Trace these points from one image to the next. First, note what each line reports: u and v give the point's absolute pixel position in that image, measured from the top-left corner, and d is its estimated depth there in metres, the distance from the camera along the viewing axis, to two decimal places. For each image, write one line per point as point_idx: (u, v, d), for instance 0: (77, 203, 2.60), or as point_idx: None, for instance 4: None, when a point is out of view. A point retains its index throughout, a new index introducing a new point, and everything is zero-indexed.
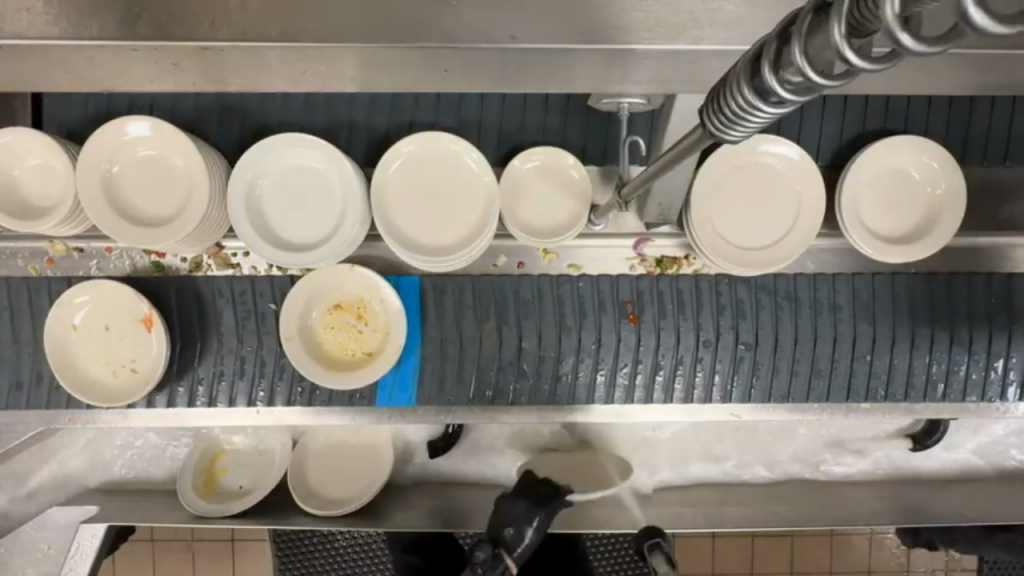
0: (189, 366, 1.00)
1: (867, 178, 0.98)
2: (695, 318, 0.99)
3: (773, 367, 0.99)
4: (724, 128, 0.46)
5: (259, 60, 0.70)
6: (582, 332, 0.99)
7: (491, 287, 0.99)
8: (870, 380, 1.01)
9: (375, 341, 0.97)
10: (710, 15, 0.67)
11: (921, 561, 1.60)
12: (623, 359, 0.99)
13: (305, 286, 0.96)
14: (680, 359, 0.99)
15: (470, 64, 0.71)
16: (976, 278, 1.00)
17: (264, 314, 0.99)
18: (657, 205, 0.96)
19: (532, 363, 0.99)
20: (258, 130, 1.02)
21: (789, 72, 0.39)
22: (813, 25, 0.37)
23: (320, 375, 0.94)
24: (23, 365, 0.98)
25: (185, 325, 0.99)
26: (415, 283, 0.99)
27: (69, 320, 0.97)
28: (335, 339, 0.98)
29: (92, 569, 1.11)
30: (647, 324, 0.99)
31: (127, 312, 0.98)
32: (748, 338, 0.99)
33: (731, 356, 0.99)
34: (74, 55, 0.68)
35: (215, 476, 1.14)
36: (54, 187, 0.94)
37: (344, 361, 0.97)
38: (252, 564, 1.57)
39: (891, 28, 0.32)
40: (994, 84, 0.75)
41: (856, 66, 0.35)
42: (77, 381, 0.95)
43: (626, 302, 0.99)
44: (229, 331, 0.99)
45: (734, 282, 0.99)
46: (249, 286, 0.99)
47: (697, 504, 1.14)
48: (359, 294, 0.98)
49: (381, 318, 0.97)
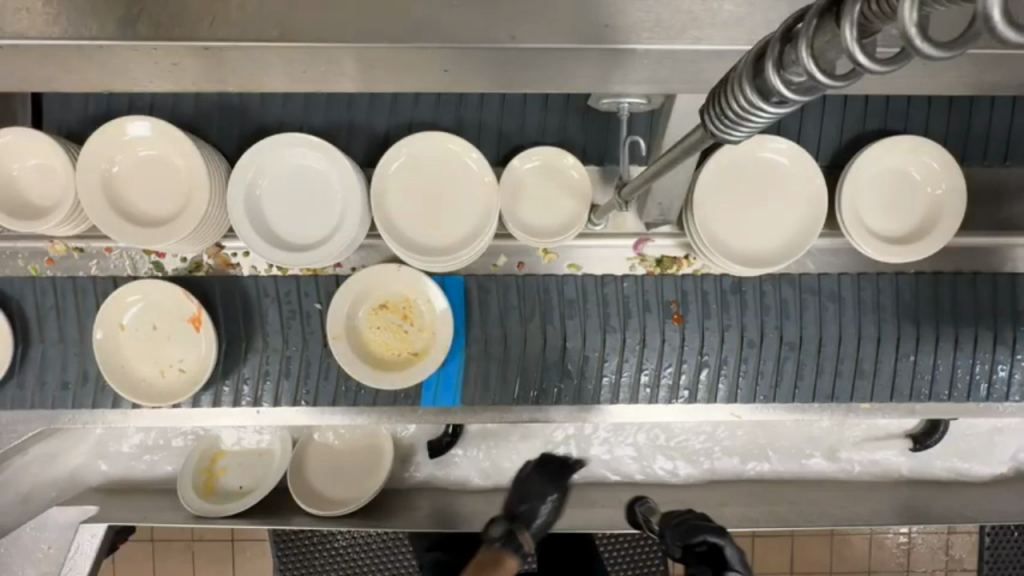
0: (234, 366, 1.00)
1: (867, 177, 0.98)
2: (739, 318, 0.99)
3: (817, 367, 1.00)
4: (725, 128, 0.46)
5: (260, 60, 0.70)
6: (626, 332, 0.99)
7: (536, 287, 0.99)
8: (914, 380, 1.01)
9: (420, 341, 0.97)
10: (710, 15, 0.67)
11: (920, 561, 1.60)
12: (667, 360, 0.99)
13: (350, 287, 0.96)
14: (724, 358, 0.99)
15: (471, 64, 0.71)
16: (984, 278, 1.00)
17: (309, 315, 0.99)
18: (657, 205, 0.98)
19: (577, 363, 0.99)
20: (258, 131, 1.02)
21: (794, 72, 0.38)
22: (819, 26, 0.36)
23: (369, 376, 0.93)
24: (68, 366, 0.99)
25: (232, 325, 0.99)
26: (461, 283, 0.99)
27: (118, 319, 0.96)
28: (380, 338, 0.97)
29: (92, 569, 1.09)
30: (692, 324, 0.99)
31: (175, 311, 0.98)
32: (793, 338, 0.99)
33: (775, 356, 0.99)
34: (73, 55, 0.68)
35: (215, 476, 1.14)
36: (56, 187, 0.95)
37: (390, 360, 0.97)
38: (252, 564, 1.57)
39: (906, 29, 0.31)
40: (993, 84, 0.75)
41: (864, 68, 0.35)
42: (124, 381, 0.95)
43: (671, 302, 0.99)
44: (275, 330, 0.99)
45: (780, 283, 0.99)
46: (295, 285, 0.99)
47: (697, 504, 1.14)
48: (404, 294, 0.97)
49: (427, 318, 0.97)
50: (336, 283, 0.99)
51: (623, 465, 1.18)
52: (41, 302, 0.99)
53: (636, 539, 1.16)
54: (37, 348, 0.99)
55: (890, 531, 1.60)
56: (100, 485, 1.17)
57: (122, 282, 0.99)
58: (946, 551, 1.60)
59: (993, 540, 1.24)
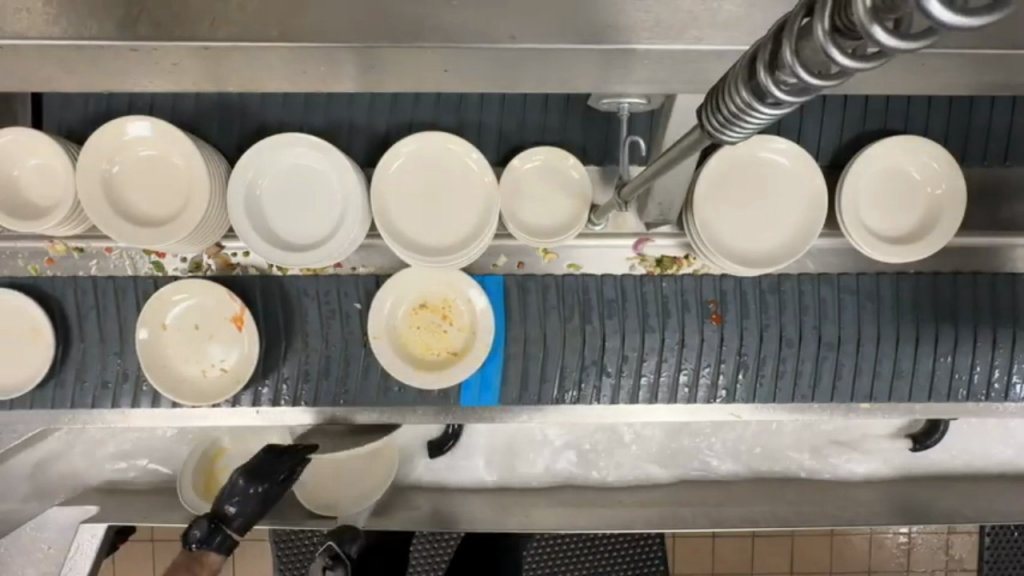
0: (274, 365, 0.99)
1: (867, 177, 0.98)
2: (778, 318, 0.99)
3: (856, 367, 1.00)
4: (722, 128, 0.46)
5: (260, 61, 0.70)
6: (665, 332, 0.99)
7: (576, 287, 0.99)
8: (952, 380, 1.01)
9: (460, 340, 0.97)
10: (709, 14, 0.67)
11: (920, 560, 1.60)
12: (706, 360, 0.99)
13: (391, 287, 0.96)
14: (762, 358, 0.99)
15: (471, 65, 0.71)
16: (991, 278, 1.00)
17: (349, 314, 0.99)
18: (657, 205, 0.98)
19: (615, 363, 0.99)
20: (258, 130, 1.02)
21: (784, 74, 0.38)
22: (803, 28, 0.37)
23: (411, 374, 0.94)
24: (108, 366, 0.99)
25: (272, 324, 0.99)
26: (500, 284, 0.99)
27: (160, 319, 0.96)
28: (420, 337, 0.97)
29: (92, 569, 1.09)
30: (730, 324, 0.99)
31: (218, 310, 0.97)
32: (831, 338, 0.99)
33: (814, 356, 0.99)
34: (72, 56, 0.68)
35: (215, 476, 1.14)
36: (56, 187, 0.94)
37: (430, 360, 0.97)
38: (253, 564, 1.58)
39: (864, 22, 0.32)
40: (991, 84, 0.75)
41: (845, 65, 0.35)
42: (166, 380, 0.95)
43: (709, 302, 0.99)
44: (315, 330, 0.99)
45: (818, 283, 1.00)
46: (334, 285, 0.99)
47: (697, 503, 1.14)
48: (443, 295, 0.97)
49: (467, 318, 0.97)
50: (375, 283, 1.00)
51: (622, 465, 1.18)
52: (82, 302, 0.99)
53: (636, 538, 1.15)
54: (78, 347, 0.99)
55: (890, 531, 1.60)
56: (100, 485, 1.16)
57: (151, 282, 0.99)
58: (946, 550, 1.60)
59: (993, 540, 1.24)
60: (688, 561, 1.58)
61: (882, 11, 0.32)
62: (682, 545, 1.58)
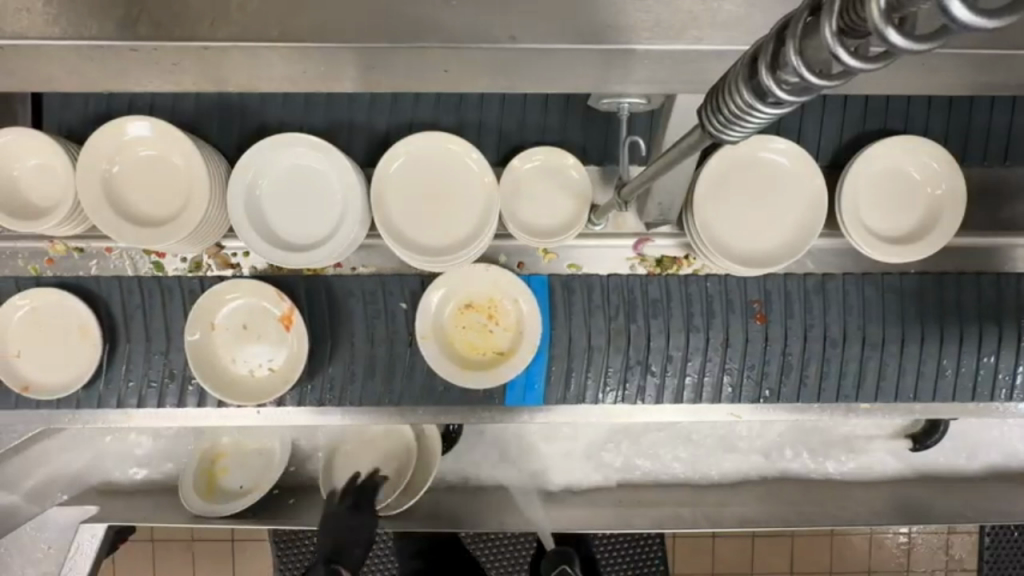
0: (319, 365, 0.99)
1: (867, 176, 0.98)
2: (822, 318, 0.99)
3: (900, 367, 1.00)
4: (722, 128, 0.45)
5: (262, 62, 0.70)
6: (710, 332, 0.99)
7: (620, 286, 0.99)
8: (996, 380, 1.01)
9: (506, 340, 0.97)
10: (709, 14, 0.67)
11: (920, 560, 1.60)
12: (751, 359, 1.00)
13: (438, 287, 0.96)
14: (806, 358, 1.00)
15: (470, 65, 0.71)
16: (999, 279, 1.00)
17: (394, 314, 0.99)
18: (657, 205, 0.99)
19: (660, 364, 0.99)
20: (258, 131, 1.02)
21: (786, 73, 0.38)
22: (807, 26, 0.37)
23: (459, 376, 0.94)
24: (154, 366, 0.99)
25: (319, 325, 0.99)
26: (545, 283, 0.99)
27: (209, 319, 0.96)
28: (465, 337, 0.98)
29: (92, 569, 1.10)
30: (775, 324, 0.99)
31: (267, 312, 0.98)
32: (875, 338, 0.99)
33: (858, 356, 1.00)
34: (72, 56, 0.68)
35: (216, 476, 1.13)
36: (56, 187, 0.94)
37: (475, 360, 0.97)
38: (252, 564, 1.58)
39: (877, 23, 0.32)
40: (989, 85, 0.75)
41: (850, 66, 0.35)
42: (215, 381, 0.95)
43: (754, 302, 0.99)
44: (360, 332, 0.99)
45: (863, 282, 1.00)
46: (379, 286, 0.99)
47: (696, 504, 1.14)
48: (489, 294, 0.98)
49: (513, 317, 0.97)
50: (420, 283, 1.00)
51: (622, 464, 1.18)
52: (128, 301, 0.99)
53: (636, 538, 1.16)
54: (125, 346, 0.99)
55: (890, 531, 1.60)
56: (100, 485, 1.16)
57: (152, 283, 0.99)
58: (946, 551, 1.60)
59: (993, 540, 1.24)
60: (688, 561, 1.58)
61: (894, 12, 0.32)
62: (682, 545, 1.58)
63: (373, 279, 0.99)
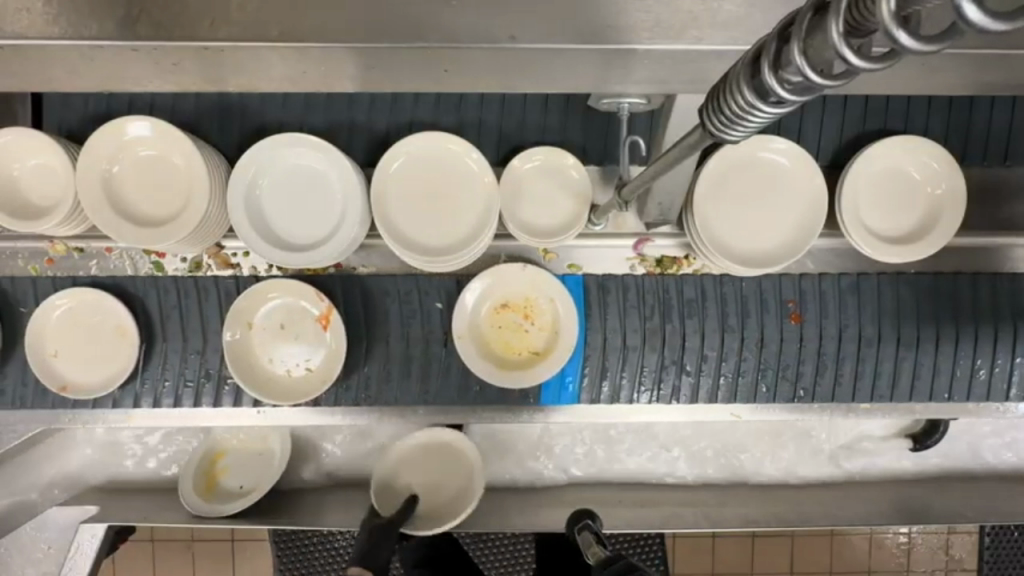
0: (355, 365, 0.99)
1: (867, 176, 0.98)
2: (857, 318, 1.00)
3: (934, 367, 1.01)
4: (724, 128, 0.46)
5: (263, 62, 0.70)
6: (745, 331, 0.99)
7: (655, 287, 0.99)
8: None
9: (541, 340, 0.98)
10: (710, 14, 0.67)
11: (920, 560, 1.60)
12: (787, 360, 1.00)
13: (476, 287, 0.96)
14: (841, 358, 1.00)
15: (471, 65, 0.71)
16: (1004, 278, 1.00)
17: (430, 313, 0.99)
18: (657, 205, 1.00)
19: (694, 363, 1.00)
20: (258, 131, 1.02)
21: (788, 72, 0.38)
22: (812, 24, 0.37)
23: (495, 375, 0.95)
24: (190, 364, 0.99)
25: (355, 323, 0.99)
26: (581, 282, 1.00)
27: (247, 318, 0.96)
28: (501, 337, 0.98)
29: (92, 569, 1.10)
30: (810, 324, 0.99)
31: (304, 311, 0.98)
32: (910, 338, 1.00)
33: (893, 355, 1.00)
34: (73, 56, 0.68)
35: (216, 476, 1.14)
36: (56, 187, 0.94)
37: (512, 360, 0.98)
38: (252, 564, 1.58)
39: (887, 24, 0.32)
40: (989, 84, 0.75)
41: (854, 66, 0.35)
42: (252, 380, 0.96)
43: (789, 301, 0.99)
44: (396, 331, 0.99)
45: (898, 282, 1.00)
46: (415, 284, 0.99)
47: (697, 504, 1.13)
48: (525, 294, 0.98)
49: (548, 317, 0.98)
50: (457, 283, 1.00)
51: (623, 463, 1.18)
52: (165, 301, 0.99)
53: (636, 538, 1.16)
54: (161, 345, 0.99)
55: (890, 531, 1.60)
56: (100, 485, 1.16)
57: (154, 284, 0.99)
58: (946, 550, 1.60)
59: (993, 540, 1.24)
60: (689, 560, 1.58)
61: (902, 12, 0.32)
62: (682, 545, 1.58)
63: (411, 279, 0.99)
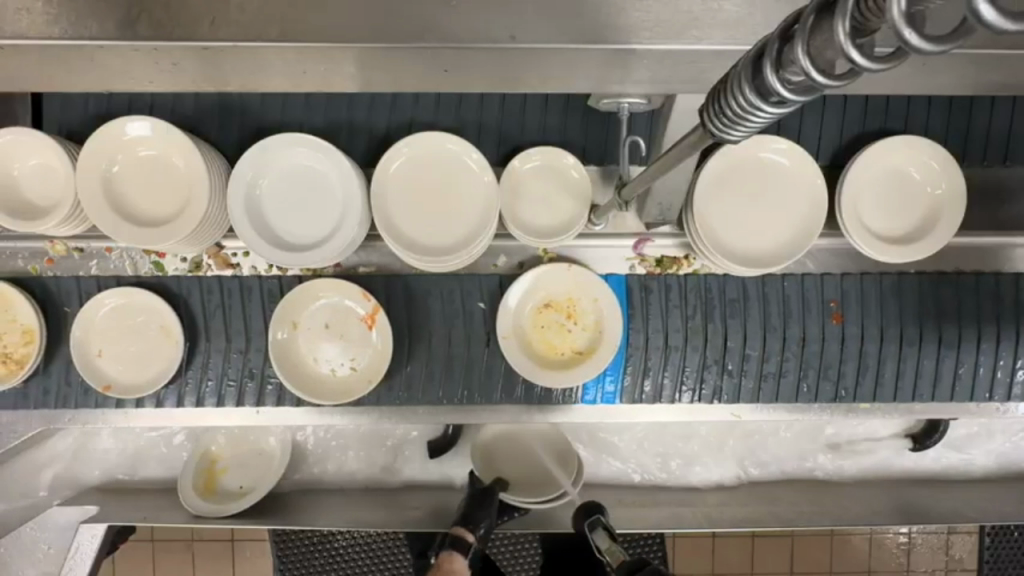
0: (399, 363, 1.00)
1: (867, 177, 0.98)
2: (898, 318, 1.00)
3: (974, 367, 1.01)
4: (725, 129, 0.46)
5: (263, 62, 0.70)
6: (788, 331, 0.99)
7: (698, 286, 1.00)
8: None
9: (585, 340, 0.98)
10: (709, 14, 0.67)
11: (920, 560, 1.60)
12: (829, 360, 1.00)
13: (519, 287, 0.97)
14: (883, 358, 1.00)
15: (473, 65, 0.71)
16: (1013, 279, 1.01)
17: (472, 314, 0.99)
18: (657, 205, 1.01)
19: (736, 363, 1.00)
20: (258, 131, 1.02)
21: (791, 72, 0.38)
22: (814, 24, 0.36)
23: (540, 373, 0.94)
24: (232, 362, 1.00)
25: (399, 324, 1.00)
26: (623, 283, 1.00)
27: (292, 318, 0.97)
28: (544, 337, 0.98)
29: (92, 569, 1.09)
30: (852, 324, 1.00)
31: (347, 311, 0.98)
32: (952, 338, 1.00)
33: (935, 355, 1.00)
34: (73, 56, 0.68)
35: (215, 476, 1.14)
36: (56, 187, 0.94)
37: (555, 359, 0.98)
38: (253, 565, 1.58)
39: (897, 23, 0.32)
40: (987, 84, 0.75)
41: (860, 66, 0.35)
42: (299, 380, 0.96)
43: (831, 301, 1.00)
44: (439, 330, 0.99)
45: (941, 283, 1.01)
46: (456, 287, 0.99)
47: (697, 505, 1.13)
48: (567, 294, 0.99)
49: (591, 317, 0.98)
50: (499, 283, 1.00)
51: (623, 463, 1.18)
52: (208, 301, 1.00)
53: (636, 538, 1.16)
54: (204, 346, 1.00)
55: (890, 531, 1.60)
56: (101, 485, 1.16)
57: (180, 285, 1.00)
58: (946, 551, 1.60)
59: (993, 540, 1.24)
60: (688, 561, 1.57)
61: (913, 11, 0.32)
62: (682, 545, 1.57)
63: (442, 276, 0.99)
